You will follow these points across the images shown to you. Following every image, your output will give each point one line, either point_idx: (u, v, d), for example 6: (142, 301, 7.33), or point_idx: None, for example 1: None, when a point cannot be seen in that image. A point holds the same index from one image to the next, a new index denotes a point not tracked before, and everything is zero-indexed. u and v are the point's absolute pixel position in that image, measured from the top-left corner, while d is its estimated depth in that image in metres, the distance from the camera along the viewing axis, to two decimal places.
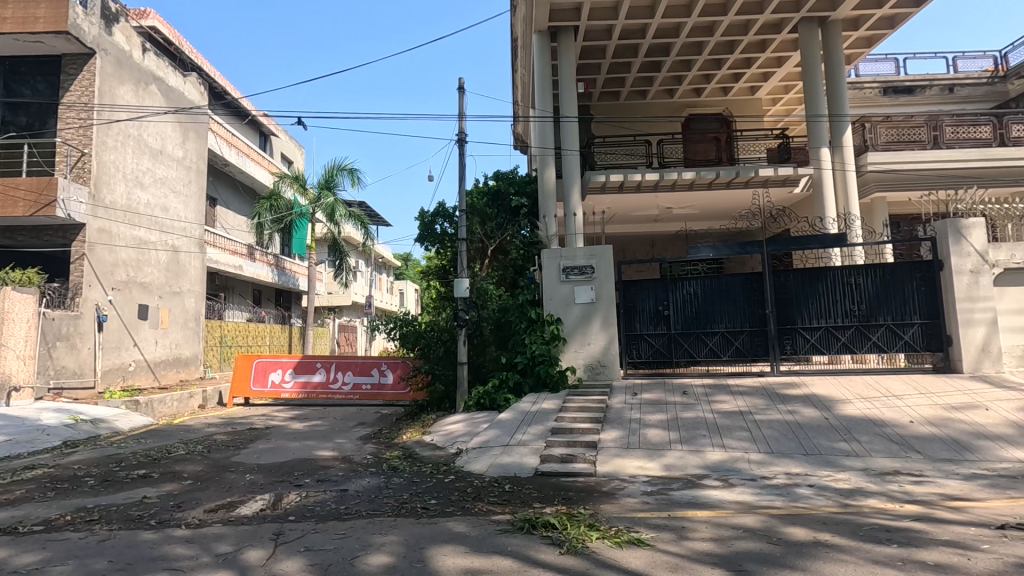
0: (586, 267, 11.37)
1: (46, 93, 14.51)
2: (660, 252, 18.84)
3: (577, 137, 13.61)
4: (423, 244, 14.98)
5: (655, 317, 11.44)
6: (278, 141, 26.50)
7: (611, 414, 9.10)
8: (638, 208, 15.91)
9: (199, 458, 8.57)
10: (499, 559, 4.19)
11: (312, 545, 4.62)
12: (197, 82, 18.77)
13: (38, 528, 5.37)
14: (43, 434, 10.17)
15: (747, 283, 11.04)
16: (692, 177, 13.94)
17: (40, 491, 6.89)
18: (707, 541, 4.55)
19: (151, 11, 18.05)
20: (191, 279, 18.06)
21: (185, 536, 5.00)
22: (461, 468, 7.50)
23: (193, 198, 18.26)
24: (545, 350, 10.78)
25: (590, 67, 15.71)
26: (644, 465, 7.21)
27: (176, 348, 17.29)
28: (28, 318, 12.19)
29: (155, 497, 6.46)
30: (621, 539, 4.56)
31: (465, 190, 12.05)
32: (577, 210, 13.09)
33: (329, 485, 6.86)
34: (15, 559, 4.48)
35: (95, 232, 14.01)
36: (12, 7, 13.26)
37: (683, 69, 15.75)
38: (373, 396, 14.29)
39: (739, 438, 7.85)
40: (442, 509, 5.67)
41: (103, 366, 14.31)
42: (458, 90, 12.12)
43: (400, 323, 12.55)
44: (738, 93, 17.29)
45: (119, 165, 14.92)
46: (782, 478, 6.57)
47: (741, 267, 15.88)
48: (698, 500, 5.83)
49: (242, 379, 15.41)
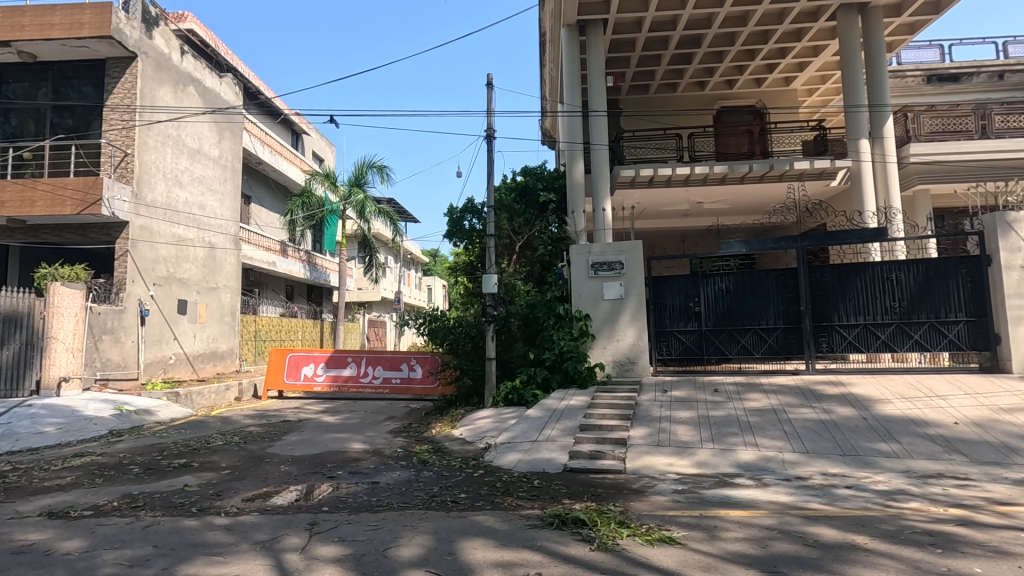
0: (616, 262, 11.25)
1: (92, 96, 15.04)
2: (691, 247, 18.43)
3: (607, 131, 13.52)
4: (451, 240, 15.11)
5: (685, 313, 11.26)
6: (310, 139, 26.99)
7: (639, 411, 9.02)
8: (668, 203, 15.64)
9: (236, 449, 8.82)
10: (529, 554, 4.21)
11: (346, 535, 4.72)
12: (233, 83, 19.26)
13: (87, 512, 5.64)
14: (90, 423, 10.66)
15: (781, 279, 10.78)
16: (724, 171, 13.65)
17: (89, 477, 7.22)
18: (739, 541, 4.47)
19: (189, 14, 18.59)
20: (227, 274, 18.56)
21: (225, 524, 5.17)
22: (490, 463, 7.54)
23: (229, 196, 18.74)
24: (573, 346, 10.75)
25: (619, 61, 15.47)
26: (674, 463, 7.13)
27: (213, 342, 17.81)
28: (75, 312, 12.84)
29: (195, 485, 6.69)
30: (652, 537, 4.52)
31: (493, 186, 12.06)
32: (606, 205, 12.99)
33: (361, 477, 7.00)
34: (64, 543, 4.70)
35: (138, 229, 14.51)
36: (59, 13, 13.76)
37: (714, 60, 15.46)
38: (403, 390, 14.52)
39: (772, 436, 7.69)
40: (472, 502, 5.72)
41: (146, 359, 14.84)
42: (487, 86, 12.17)
43: (428, 319, 12.72)
44: (772, 84, 16.82)
45: (160, 164, 15.43)
46: (819, 478, 6.41)
47: (774, 263, 15.51)
48: (730, 500, 5.73)
49: (275, 372, 15.67)
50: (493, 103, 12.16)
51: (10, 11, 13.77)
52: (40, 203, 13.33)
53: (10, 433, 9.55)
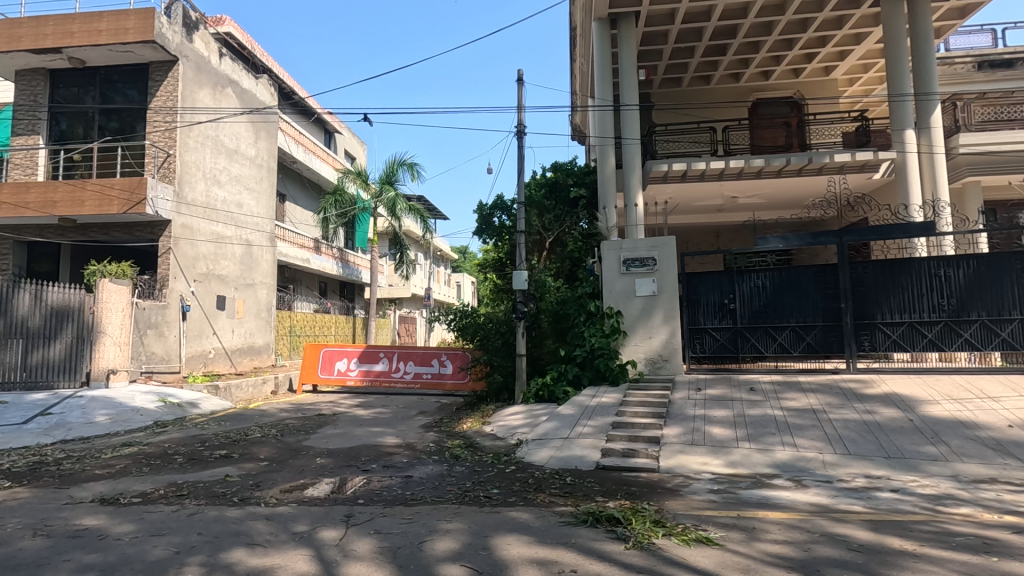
0: (648, 258, 11.13)
1: (137, 99, 15.59)
2: (725, 244, 18.04)
3: (638, 125, 13.29)
4: (481, 237, 15.16)
5: (720, 310, 11.04)
6: (342, 138, 27.42)
7: (673, 409, 8.89)
8: (701, 198, 15.35)
9: (273, 441, 9.04)
10: (563, 551, 4.19)
11: (382, 528, 4.79)
12: (268, 84, 19.75)
13: (136, 499, 5.87)
14: (137, 414, 11.09)
15: (820, 275, 10.46)
16: (760, 164, 13.30)
17: (137, 465, 7.51)
18: (779, 543, 4.37)
19: (227, 18, 19.11)
20: (263, 271, 19.05)
21: (265, 514, 5.31)
22: (523, 459, 7.54)
23: (265, 194, 19.20)
24: (604, 343, 10.66)
25: (651, 54, 15.26)
26: (709, 463, 7.01)
27: (250, 336, 18.31)
28: (122, 307, 13.44)
29: (236, 475, 6.89)
30: (688, 537, 4.45)
31: (523, 182, 12.05)
32: (638, 201, 12.81)
33: (394, 471, 7.09)
34: (116, 528, 4.90)
35: (179, 228, 14.99)
36: (105, 20, 14.29)
37: (750, 51, 15.04)
38: (434, 385, 14.72)
39: (812, 437, 7.47)
40: (505, 498, 5.73)
41: (187, 353, 15.33)
42: (518, 82, 12.14)
43: (459, 315, 12.86)
44: (811, 75, 16.30)
45: (200, 164, 15.91)
46: (861, 481, 6.22)
47: (813, 259, 15.04)
48: (768, 501, 5.59)
49: (310, 367, 16.00)
50: (523, 99, 12.14)
51: (62, 19, 14.39)
52: (89, 203, 13.82)
53: (63, 423, 10.01)
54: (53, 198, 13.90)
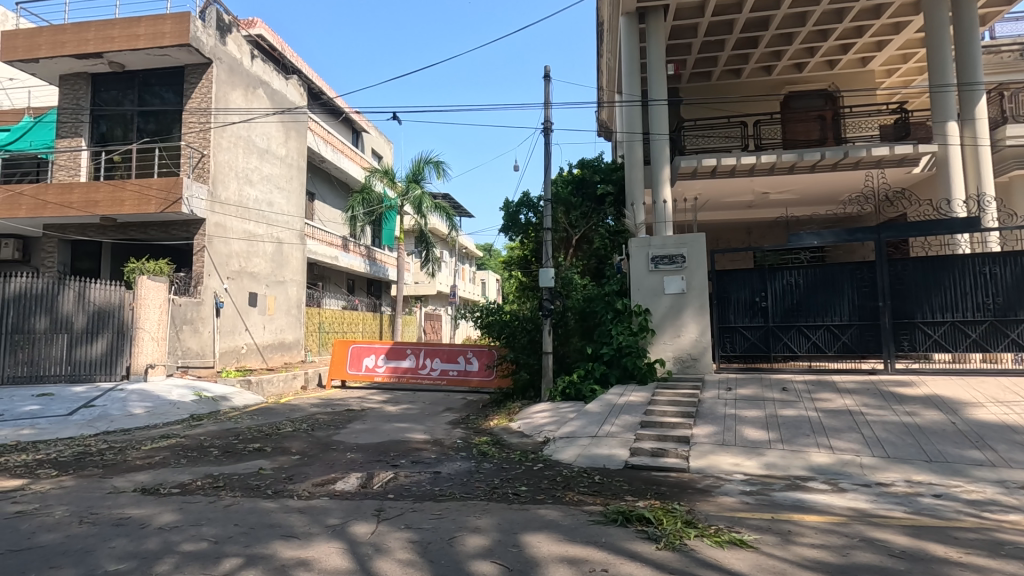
0: (677, 256, 11.04)
1: (173, 101, 16.05)
2: (757, 240, 17.66)
3: (667, 120, 13.08)
4: (507, 234, 15.11)
5: (751, 309, 10.82)
6: (369, 137, 27.75)
7: (703, 409, 8.74)
8: (732, 194, 15.02)
9: (304, 436, 9.21)
10: (594, 550, 4.16)
11: (412, 523, 4.83)
12: (298, 84, 20.11)
13: (175, 490, 6.05)
14: (174, 407, 11.42)
15: (857, 272, 10.16)
16: (793, 159, 12.98)
17: (175, 457, 7.74)
18: (816, 547, 4.26)
19: (258, 20, 19.51)
20: (293, 268, 19.42)
21: (298, 507, 5.42)
22: (550, 457, 7.53)
23: (295, 193, 19.56)
24: (632, 341, 10.57)
25: (681, 48, 15.03)
26: (741, 463, 6.88)
27: (281, 333, 18.69)
28: (159, 303, 13.82)
29: (269, 469, 7.04)
30: (721, 539, 4.38)
31: (550, 179, 12.02)
32: (666, 197, 12.64)
33: (423, 467, 7.15)
34: (158, 518, 5.06)
35: (213, 226, 15.36)
36: (143, 24, 14.72)
37: (782, 43, 14.67)
38: (460, 382, 14.78)
39: (848, 439, 7.26)
40: (534, 496, 5.72)
41: (220, 349, 15.71)
42: (544, 78, 12.08)
43: (485, 312, 12.88)
44: (846, 66, 15.82)
45: (233, 164, 16.28)
46: (901, 486, 6.02)
47: (848, 255, 14.61)
48: (803, 504, 5.46)
49: (338, 362, 16.24)
50: (550, 95, 12.09)
51: (102, 25, 14.88)
52: (128, 203, 14.26)
53: (105, 415, 10.40)
54: (94, 198, 14.35)
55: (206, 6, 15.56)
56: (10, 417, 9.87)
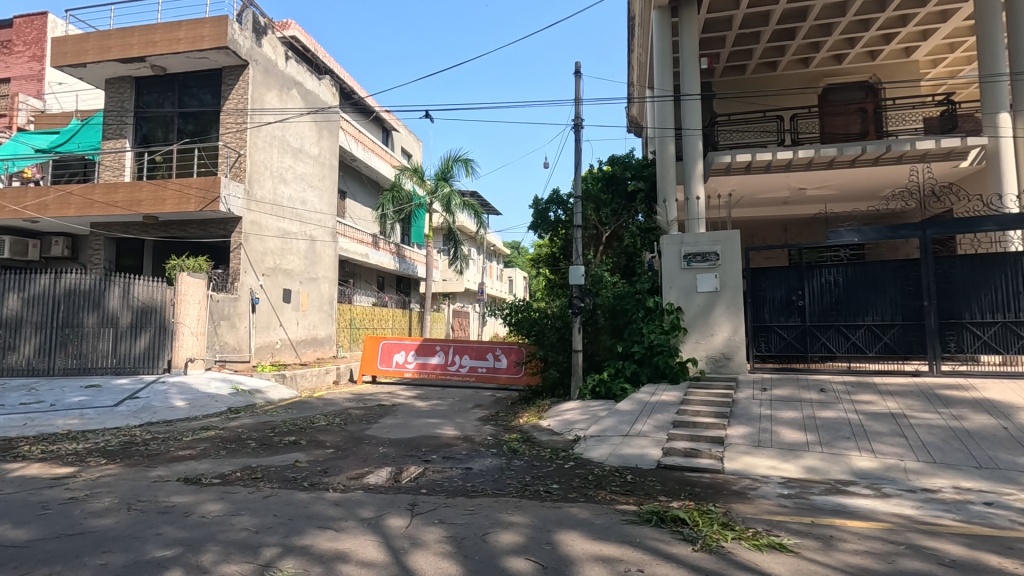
0: (710, 253, 10.86)
1: (211, 103, 16.51)
2: (794, 238, 17.20)
3: (701, 115, 12.84)
4: (536, 232, 15.04)
5: (787, 307, 10.57)
6: (399, 136, 28.06)
7: (738, 409, 8.57)
8: (767, 190, 14.68)
9: (338, 429, 9.38)
10: (629, 550, 4.12)
11: (445, 518, 4.87)
12: (330, 84, 20.45)
13: (216, 480, 6.23)
14: (213, 400, 11.77)
15: (900, 271, 9.81)
16: (833, 154, 12.59)
17: (215, 448, 7.97)
18: (860, 554, 4.13)
19: (292, 22, 19.91)
20: (325, 266, 19.77)
21: (334, 499, 5.52)
22: (581, 455, 7.50)
23: (327, 191, 19.91)
24: (663, 339, 10.44)
25: (714, 41, 14.75)
26: (778, 466, 6.72)
27: (313, 328, 19.08)
28: (199, 299, 14.26)
29: (305, 461, 7.20)
30: (760, 542, 4.28)
31: (580, 176, 11.95)
32: (699, 193, 12.42)
33: (454, 463, 7.19)
34: (201, 506, 5.22)
35: (249, 224, 15.75)
36: (183, 28, 15.16)
37: (821, 34, 14.23)
38: (489, 379, 14.84)
39: (891, 443, 7.02)
40: (566, 494, 5.71)
41: (256, 344, 16.12)
42: (575, 74, 12.00)
43: (514, 309, 12.90)
44: (888, 57, 15.27)
45: (268, 163, 16.67)
46: (949, 492, 5.79)
47: (891, 253, 14.09)
48: (844, 509, 5.31)
49: (369, 358, 16.48)
50: (580, 91, 12.00)
51: (145, 29, 15.38)
52: (169, 202, 14.71)
53: (149, 406, 10.80)
54: (137, 198, 14.86)
55: (243, 8, 15.93)
56: (60, 406, 10.33)
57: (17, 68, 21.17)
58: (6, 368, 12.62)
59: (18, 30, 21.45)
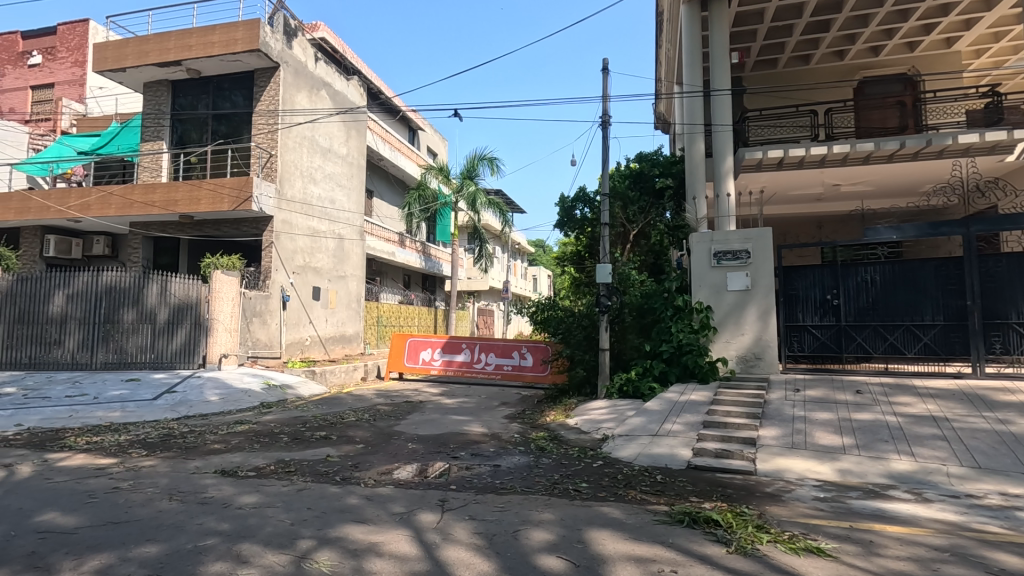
0: (741, 251, 10.67)
1: (243, 105, 16.88)
2: (828, 235, 16.74)
3: (731, 111, 12.60)
4: (562, 229, 14.95)
5: (821, 307, 10.32)
6: (425, 135, 28.28)
7: (770, 410, 8.42)
8: (799, 186, 14.35)
9: (367, 425, 9.52)
10: (662, 550, 4.08)
11: (476, 514, 4.89)
12: (358, 84, 20.71)
13: (251, 473, 6.39)
14: (246, 395, 12.06)
15: (941, 269, 9.48)
16: (870, 149, 12.22)
17: (250, 442, 8.17)
18: (902, 560, 4.01)
19: (321, 24, 20.22)
20: (353, 264, 20.05)
21: (366, 493, 5.60)
22: (609, 454, 7.45)
23: (355, 191, 20.18)
24: (693, 339, 10.30)
25: (745, 35, 14.49)
26: (813, 468, 6.57)
27: (342, 325, 19.37)
28: (232, 296, 14.57)
29: (336, 456, 7.32)
30: (796, 545, 4.19)
31: (607, 173, 11.85)
32: (729, 190, 12.21)
33: (483, 460, 7.23)
34: (238, 498, 5.35)
35: (280, 223, 16.07)
36: (218, 32, 15.54)
37: (857, 26, 13.82)
38: (515, 377, 14.88)
39: (933, 448, 6.79)
40: (595, 493, 5.68)
41: (287, 340, 16.44)
42: (603, 71, 11.90)
43: (540, 307, 12.88)
44: (928, 48, 14.74)
45: (298, 163, 16.97)
46: (995, 499, 5.58)
47: (931, 251, 13.62)
48: (884, 513, 5.17)
49: (396, 355, 16.67)
50: (608, 87, 11.90)
51: (181, 34, 15.80)
52: (204, 202, 15.09)
53: (185, 400, 11.12)
54: (174, 198, 15.29)
55: (274, 12, 16.23)
56: (102, 400, 10.72)
57: (61, 73, 22.04)
58: (53, 362, 13.25)
59: (62, 37, 22.30)
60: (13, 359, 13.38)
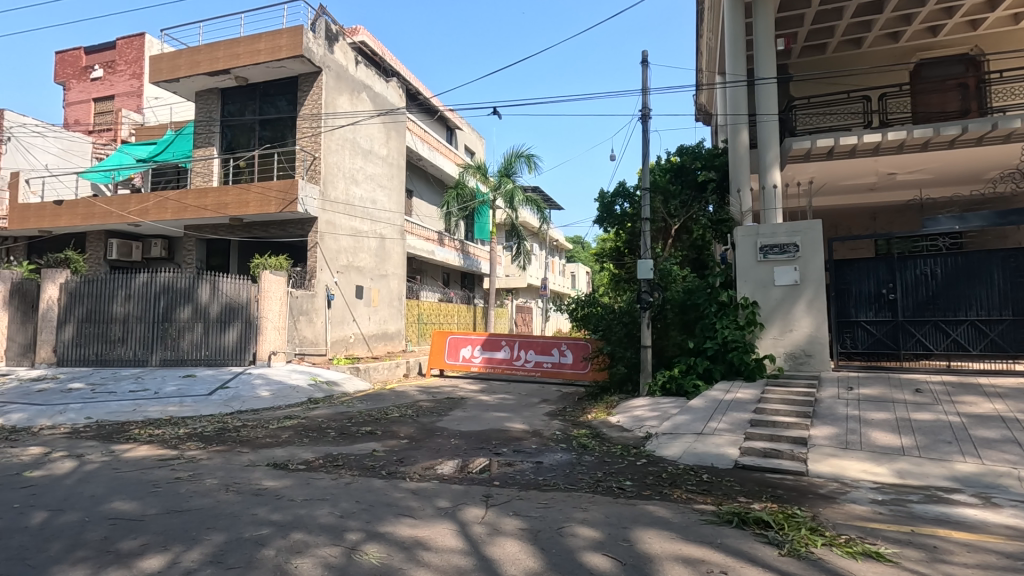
0: (789, 244, 10.32)
1: (287, 110, 17.41)
2: (883, 226, 15.99)
3: (777, 99, 12.18)
4: (602, 225, 14.78)
5: (876, 301, 9.87)
6: (462, 134, 28.49)
7: (821, 409, 8.10)
8: (851, 176, 13.74)
9: (410, 421, 9.69)
10: (710, 551, 4.00)
11: (520, 510, 4.91)
12: (397, 86, 21.05)
13: (302, 466, 6.61)
14: (294, 391, 12.46)
15: (1009, 261, 8.95)
16: (927, 134, 11.61)
17: (299, 436, 8.44)
18: (971, 568, 3.79)
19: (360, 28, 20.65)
20: (394, 262, 20.40)
21: (411, 487, 5.70)
22: (653, 452, 7.34)
23: (395, 191, 20.52)
24: (738, 335, 10.03)
25: (792, 20, 14.00)
26: (870, 470, 6.30)
27: (384, 323, 19.76)
28: (280, 296, 15.10)
29: (381, 451, 7.49)
30: (854, 550, 4.02)
31: (648, 167, 11.65)
32: (775, 181, 11.83)
33: (525, 456, 7.25)
34: (290, 490, 5.54)
35: (324, 224, 16.52)
36: (264, 40, 16.08)
37: (913, 5, 13.11)
38: (555, 374, 14.84)
39: (1004, 451, 6.37)
40: (639, 491, 5.61)
41: (331, 338, 16.88)
42: (642, 63, 11.71)
43: (580, 304, 12.80)
44: (993, 25, 13.84)
45: (341, 165, 17.39)
46: None
47: (998, 241, 12.80)
48: (949, 518, 4.90)
49: (437, 353, 16.85)
50: (648, 79, 11.70)
51: (230, 43, 16.41)
52: (252, 204, 15.64)
53: (238, 395, 11.58)
54: (224, 201, 15.89)
55: (316, 18, 16.64)
56: (162, 394, 11.27)
57: (120, 85, 23.26)
58: (117, 359, 14.01)
59: (120, 51, 23.51)
60: (81, 356, 14.21)
